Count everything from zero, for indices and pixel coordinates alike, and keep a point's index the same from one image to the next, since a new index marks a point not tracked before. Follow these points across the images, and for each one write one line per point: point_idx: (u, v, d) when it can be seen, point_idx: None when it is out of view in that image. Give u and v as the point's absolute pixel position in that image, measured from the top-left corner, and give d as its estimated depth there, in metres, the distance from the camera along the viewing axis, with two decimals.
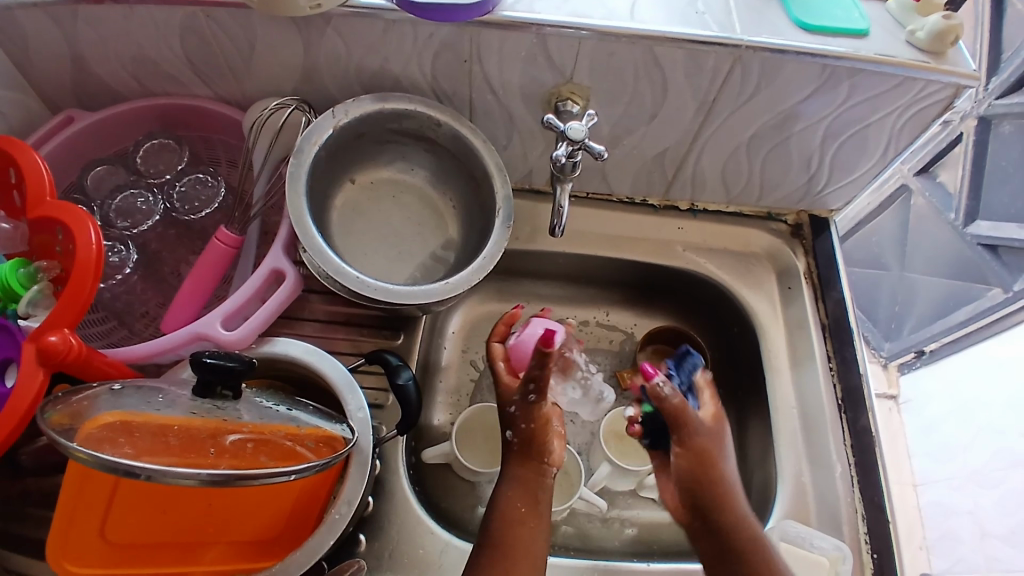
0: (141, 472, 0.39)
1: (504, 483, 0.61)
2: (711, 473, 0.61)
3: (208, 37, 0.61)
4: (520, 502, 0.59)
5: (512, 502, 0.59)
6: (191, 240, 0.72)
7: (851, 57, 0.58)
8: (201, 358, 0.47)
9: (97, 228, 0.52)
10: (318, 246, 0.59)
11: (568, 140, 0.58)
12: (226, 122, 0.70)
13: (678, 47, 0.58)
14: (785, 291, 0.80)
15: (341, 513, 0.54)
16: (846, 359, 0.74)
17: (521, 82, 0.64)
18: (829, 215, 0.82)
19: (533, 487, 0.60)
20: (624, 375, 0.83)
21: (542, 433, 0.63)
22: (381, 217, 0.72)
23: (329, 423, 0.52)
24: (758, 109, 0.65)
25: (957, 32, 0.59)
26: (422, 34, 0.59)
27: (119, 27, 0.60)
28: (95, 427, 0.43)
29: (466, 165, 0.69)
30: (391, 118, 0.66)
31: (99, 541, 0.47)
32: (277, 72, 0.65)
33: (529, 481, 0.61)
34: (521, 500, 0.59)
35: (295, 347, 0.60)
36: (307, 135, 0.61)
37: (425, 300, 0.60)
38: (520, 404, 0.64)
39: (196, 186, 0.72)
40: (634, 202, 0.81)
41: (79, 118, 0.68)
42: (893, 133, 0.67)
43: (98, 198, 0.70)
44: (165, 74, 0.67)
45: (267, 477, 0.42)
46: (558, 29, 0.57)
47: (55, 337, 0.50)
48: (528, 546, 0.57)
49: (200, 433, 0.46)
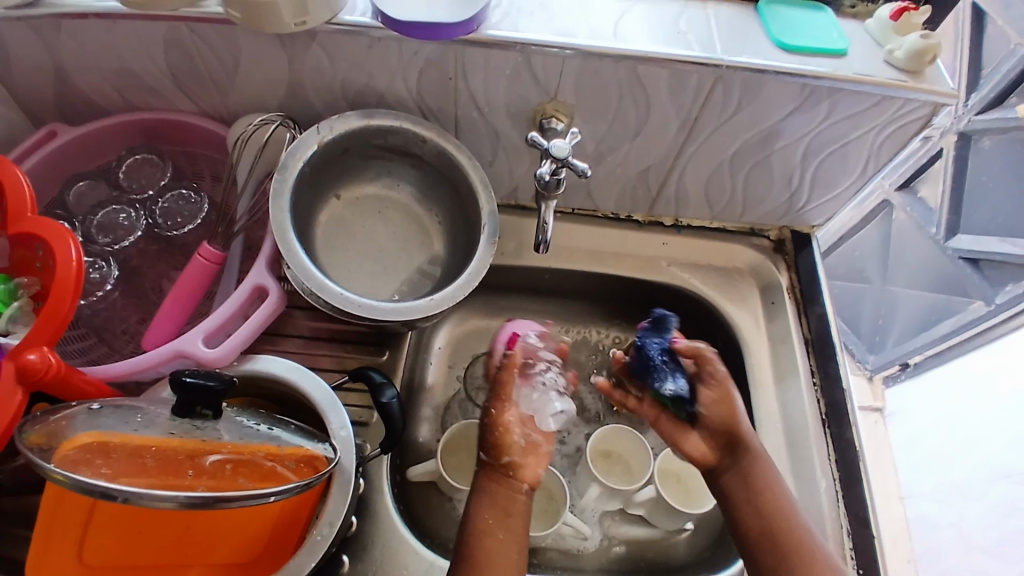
0: (118, 494, 0.38)
1: (472, 497, 0.61)
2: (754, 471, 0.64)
3: (192, 51, 0.61)
4: (489, 515, 0.59)
5: (480, 514, 0.59)
6: (173, 256, 0.71)
7: (829, 76, 0.60)
8: (179, 377, 0.47)
9: (77, 243, 0.51)
10: (301, 263, 0.58)
11: (552, 158, 0.59)
12: (210, 137, 0.70)
13: (660, 66, 0.59)
14: (768, 306, 0.80)
15: (322, 533, 0.53)
16: (829, 373, 0.75)
17: (506, 99, 0.64)
18: (811, 231, 0.83)
19: (502, 502, 0.60)
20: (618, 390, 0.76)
21: (501, 437, 0.65)
22: (366, 232, 0.72)
23: (311, 442, 0.51)
24: (739, 127, 0.66)
25: (935, 52, 0.59)
26: (407, 52, 0.59)
27: (102, 41, 0.60)
28: (73, 448, 0.42)
29: (452, 181, 0.69)
30: (376, 134, 0.66)
31: (75, 560, 0.47)
32: (261, 87, 0.65)
33: (502, 500, 0.61)
34: (491, 513, 0.59)
35: (277, 365, 0.60)
36: (292, 151, 0.61)
37: (409, 316, 0.59)
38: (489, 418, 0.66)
39: (179, 202, 0.72)
40: (619, 217, 0.82)
41: (63, 132, 0.67)
42: (873, 151, 0.68)
43: (80, 214, 0.70)
44: (149, 88, 0.67)
45: (244, 499, 0.41)
46: (543, 48, 0.58)
47: (34, 355, 0.49)
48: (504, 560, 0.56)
49: (178, 454, 0.45)
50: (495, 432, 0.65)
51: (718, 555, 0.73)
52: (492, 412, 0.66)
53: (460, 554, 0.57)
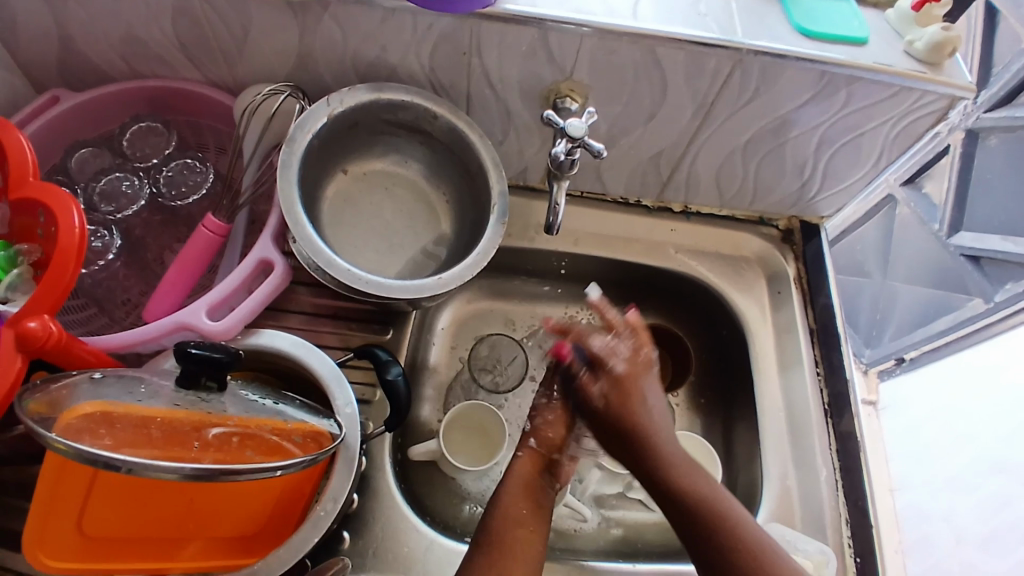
0: (122, 465, 0.37)
1: (505, 481, 0.61)
2: (696, 496, 0.53)
3: (200, 18, 0.59)
4: (521, 504, 0.58)
5: (513, 502, 0.58)
6: (176, 227, 0.69)
7: (849, 64, 0.59)
8: (185, 349, 0.46)
9: (80, 211, 0.50)
10: (308, 237, 0.57)
11: (568, 137, 0.58)
12: (216, 107, 0.68)
13: (679, 47, 0.58)
14: (774, 296, 0.80)
15: (325, 509, 0.53)
16: (833, 364, 0.75)
17: (520, 77, 0.63)
18: (820, 221, 0.82)
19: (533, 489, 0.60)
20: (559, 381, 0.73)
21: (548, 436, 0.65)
22: (373, 209, 0.71)
23: (316, 418, 0.51)
24: (755, 114, 0.65)
25: (955, 44, 0.59)
26: (421, 25, 0.58)
27: (108, 5, 0.59)
28: (75, 418, 0.41)
29: (461, 159, 0.68)
30: (386, 109, 0.64)
31: (75, 533, 0.46)
32: (270, 57, 0.64)
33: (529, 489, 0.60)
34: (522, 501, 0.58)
35: (280, 339, 0.59)
36: (301, 123, 0.60)
37: (418, 294, 0.59)
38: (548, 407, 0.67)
39: (184, 171, 0.70)
40: (628, 202, 0.81)
41: (65, 98, 0.66)
42: (888, 142, 0.68)
43: (81, 181, 0.68)
44: (155, 56, 0.65)
45: (251, 472, 0.41)
46: (560, 25, 0.57)
47: (35, 322, 0.48)
48: (528, 549, 0.55)
49: (183, 426, 0.45)
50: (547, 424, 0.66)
51: None
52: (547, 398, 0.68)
53: (481, 539, 0.55)
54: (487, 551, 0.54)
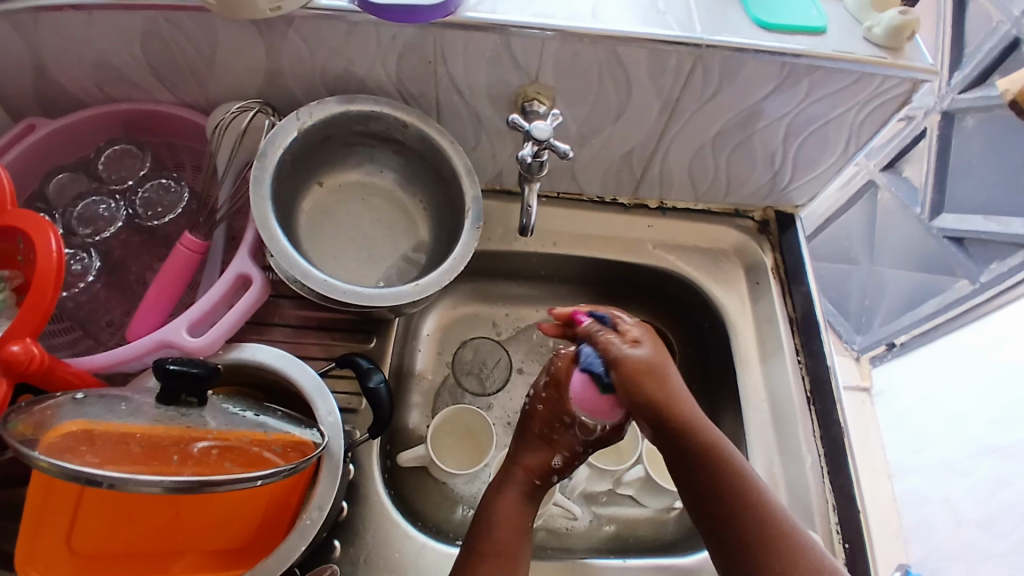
0: (104, 480, 0.38)
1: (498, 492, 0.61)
2: (718, 466, 0.56)
3: (169, 41, 0.60)
4: (513, 512, 0.60)
5: (508, 512, 0.59)
6: (156, 247, 0.70)
7: (807, 54, 0.60)
8: (163, 365, 0.47)
9: (57, 236, 0.51)
10: (283, 250, 0.58)
11: (534, 140, 0.59)
12: (190, 127, 0.69)
13: (641, 46, 0.59)
14: (753, 286, 0.81)
15: (312, 518, 0.54)
16: (813, 351, 0.75)
17: (488, 83, 0.64)
18: (794, 211, 0.83)
19: (530, 495, 0.62)
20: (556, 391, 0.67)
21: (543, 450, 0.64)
22: (351, 220, 0.72)
23: (299, 428, 0.52)
24: (722, 107, 0.66)
25: (913, 27, 0.60)
26: (385, 36, 0.59)
27: (78, 33, 0.60)
28: (58, 436, 0.42)
29: (434, 166, 0.69)
30: (357, 121, 0.65)
31: (65, 551, 0.47)
32: (240, 75, 0.65)
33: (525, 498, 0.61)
34: (513, 513, 0.60)
35: (262, 352, 0.60)
36: (272, 138, 0.61)
37: (395, 301, 0.59)
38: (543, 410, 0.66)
39: (160, 191, 0.71)
40: (604, 201, 0.82)
41: (40, 125, 0.67)
42: (854, 129, 0.69)
43: (60, 206, 0.69)
44: (127, 79, 0.66)
45: (233, 482, 0.42)
46: (522, 30, 0.58)
47: (17, 346, 0.49)
48: (520, 554, 0.57)
49: (164, 440, 0.45)
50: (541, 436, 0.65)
51: None
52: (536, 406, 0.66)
53: (483, 548, 0.57)
54: (490, 560, 0.56)
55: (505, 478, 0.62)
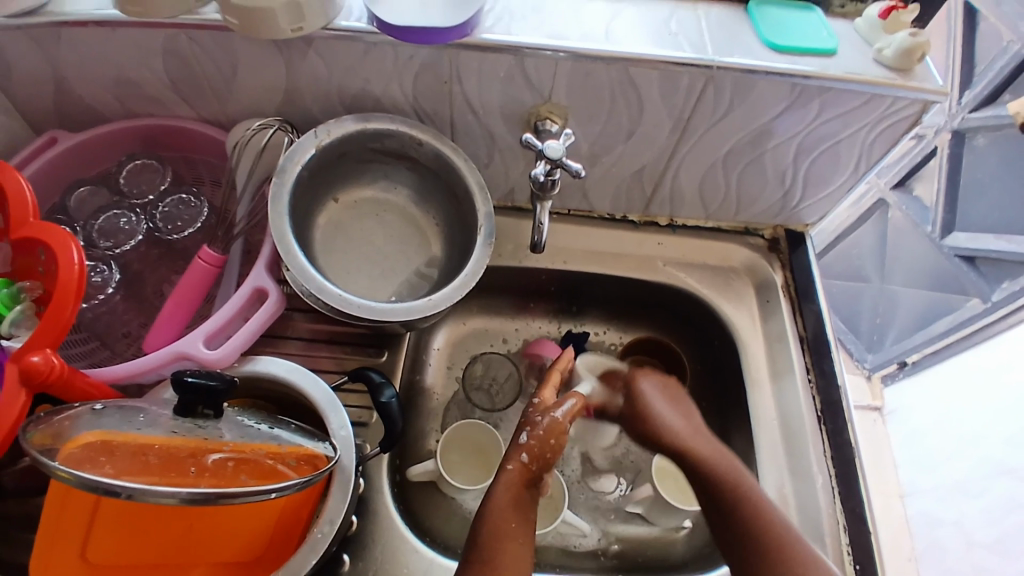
0: (122, 491, 0.38)
1: (491, 496, 0.62)
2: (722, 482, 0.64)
3: (190, 58, 0.62)
4: (511, 517, 0.60)
5: (501, 518, 0.60)
6: (174, 260, 0.72)
7: (819, 76, 0.61)
8: (182, 378, 0.48)
9: (78, 248, 0.52)
10: (300, 265, 0.59)
11: (546, 159, 0.59)
12: (210, 143, 0.71)
13: (652, 67, 0.60)
14: (764, 305, 0.81)
15: (323, 532, 0.54)
16: (824, 370, 0.75)
17: (502, 102, 0.65)
18: (805, 229, 0.84)
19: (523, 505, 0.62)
20: None
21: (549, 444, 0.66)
22: (365, 235, 0.73)
23: (312, 441, 0.52)
24: (735, 126, 0.67)
25: (923, 49, 0.61)
26: (402, 56, 0.60)
27: (102, 49, 0.61)
28: (76, 447, 0.43)
29: (448, 183, 0.69)
30: (373, 138, 0.67)
31: (80, 561, 0.47)
32: (260, 92, 0.66)
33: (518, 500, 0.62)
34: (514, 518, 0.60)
35: (277, 366, 0.60)
36: (290, 155, 0.62)
37: (407, 316, 0.60)
38: (549, 419, 0.68)
39: (179, 206, 0.73)
40: (615, 218, 0.82)
41: (62, 139, 0.68)
42: (864, 149, 0.69)
43: (81, 219, 0.71)
44: (149, 96, 0.68)
45: (247, 495, 0.42)
46: (537, 51, 0.59)
47: (37, 357, 0.50)
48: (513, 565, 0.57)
49: (181, 452, 0.46)
50: (547, 441, 0.66)
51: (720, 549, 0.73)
52: (542, 418, 0.68)
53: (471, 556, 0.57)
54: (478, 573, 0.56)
55: (496, 478, 0.63)
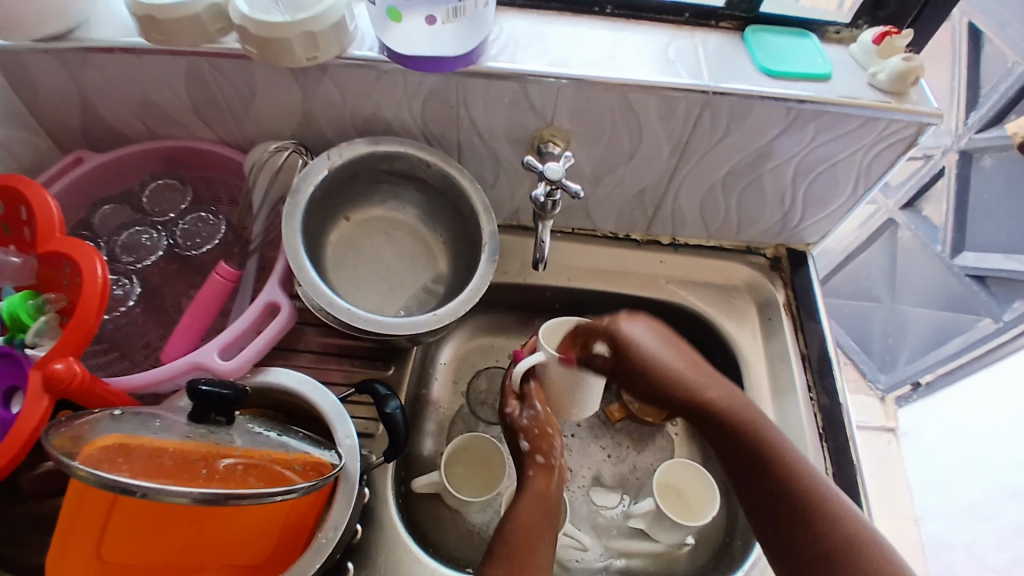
0: (137, 490, 0.41)
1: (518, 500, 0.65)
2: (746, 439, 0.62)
3: (213, 84, 0.66)
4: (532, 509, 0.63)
5: (525, 513, 0.63)
6: (191, 275, 0.75)
7: (815, 100, 0.63)
8: (196, 386, 0.51)
9: (103, 262, 0.55)
10: (311, 280, 0.62)
11: (546, 180, 0.62)
12: (229, 164, 0.74)
13: (650, 93, 0.63)
14: (766, 322, 0.82)
15: (327, 537, 0.56)
16: (827, 388, 0.76)
17: (507, 126, 0.68)
18: (807, 249, 0.85)
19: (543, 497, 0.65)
20: (612, 411, 0.84)
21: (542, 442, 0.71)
22: (374, 253, 0.76)
23: (318, 449, 0.55)
24: (733, 147, 0.69)
25: (917, 73, 0.63)
26: (412, 83, 0.63)
27: (131, 74, 0.65)
28: (95, 448, 0.45)
29: (454, 203, 0.72)
30: (383, 160, 0.70)
31: (94, 559, 0.50)
32: (277, 116, 0.70)
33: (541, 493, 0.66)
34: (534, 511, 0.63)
35: (287, 377, 0.63)
36: (305, 175, 0.65)
37: (413, 330, 0.62)
38: (533, 420, 0.72)
39: (198, 224, 0.76)
40: (618, 237, 0.85)
41: (88, 158, 0.72)
42: (861, 170, 0.71)
43: (104, 235, 0.74)
44: (174, 119, 0.72)
45: (255, 496, 0.44)
46: (540, 78, 0.62)
47: (60, 365, 0.52)
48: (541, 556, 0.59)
49: (193, 455, 0.48)
50: (540, 436, 0.71)
51: (722, 567, 0.75)
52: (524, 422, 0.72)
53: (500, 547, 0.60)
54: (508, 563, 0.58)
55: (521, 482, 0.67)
